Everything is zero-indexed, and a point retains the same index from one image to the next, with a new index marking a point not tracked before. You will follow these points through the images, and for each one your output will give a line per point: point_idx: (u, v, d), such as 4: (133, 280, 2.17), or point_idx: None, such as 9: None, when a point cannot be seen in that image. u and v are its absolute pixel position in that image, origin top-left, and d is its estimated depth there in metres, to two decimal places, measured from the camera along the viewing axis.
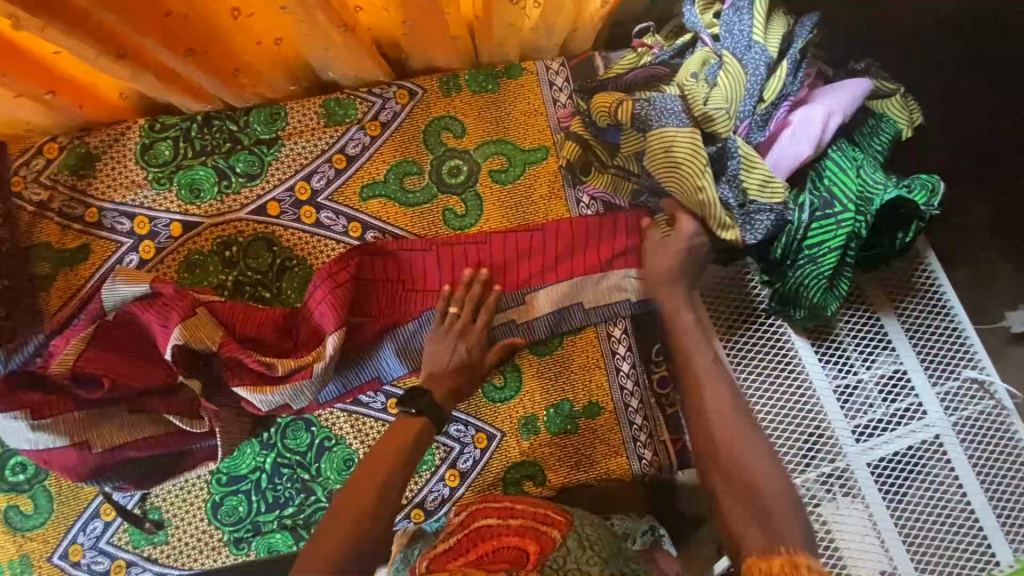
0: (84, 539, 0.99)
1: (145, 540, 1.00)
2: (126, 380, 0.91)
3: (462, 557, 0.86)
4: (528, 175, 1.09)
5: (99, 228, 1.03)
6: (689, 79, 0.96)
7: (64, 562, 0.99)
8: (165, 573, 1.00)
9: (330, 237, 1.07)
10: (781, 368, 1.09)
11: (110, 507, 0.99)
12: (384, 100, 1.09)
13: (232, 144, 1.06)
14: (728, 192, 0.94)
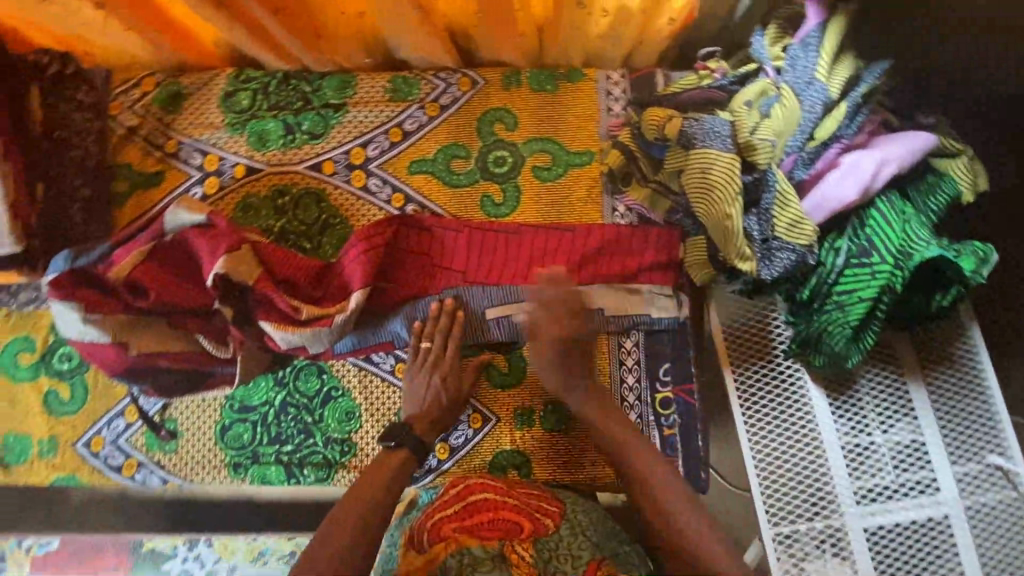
0: (107, 433, 1.09)
1: (157, 446, 1.09)
2: (171, 297, 1.00)
3: (458, 522, 0.90)
4: (570, 176, 1.12)
5: (175, 158, 1.13)
6: (742, 106, 0.96)
7: (86, 450, 1.09)
8: (169, 479, 1.09)
9: (373, 202, 1.13)
10: (791, 414, 1.07)
11: (135, 409, 1.09)
12: (447, 85, 1.15)
13: (303, 103, 1.14)
14: (753, 224, 0.95)
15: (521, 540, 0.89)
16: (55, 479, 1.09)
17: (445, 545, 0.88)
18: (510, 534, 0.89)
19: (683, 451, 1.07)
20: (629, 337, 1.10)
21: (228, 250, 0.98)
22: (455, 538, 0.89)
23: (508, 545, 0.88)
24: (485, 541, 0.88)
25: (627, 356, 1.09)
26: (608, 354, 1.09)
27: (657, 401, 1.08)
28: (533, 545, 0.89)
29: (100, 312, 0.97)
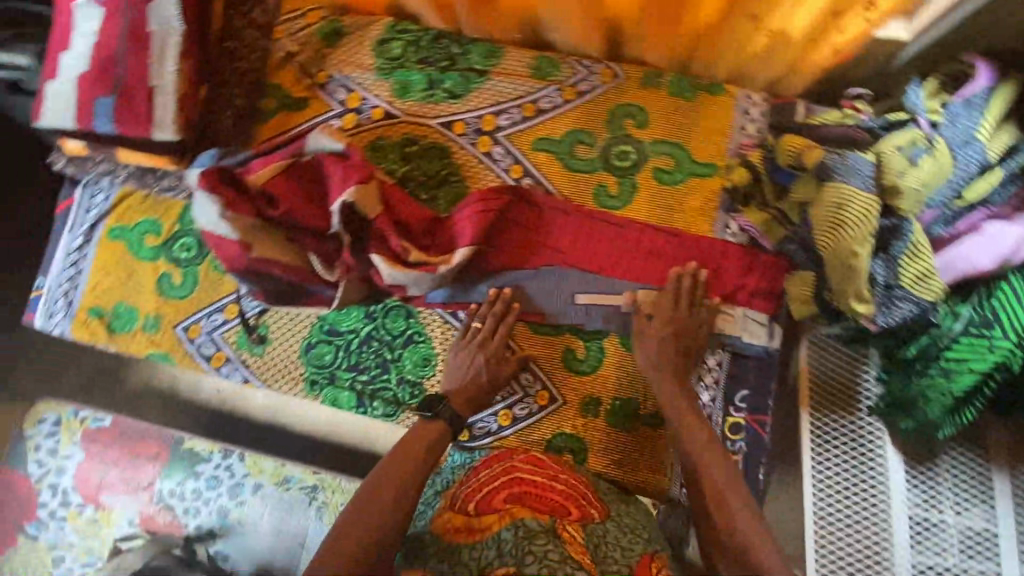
0: (204, 324, 1.17)
1: (246, 346, 1.16)
2: (298, 214, 1.06)
3: (506, 493, 0.92)
4: (689, 184, 1.13)
5: (322, 89, 1.20)
6: (891, 150, 0.95)
7: (183, 334, 1.17)
8: (250, 380, 1.16)
9: (493, 168, 1.17)
10: (863, 472, 1.04)
11: (235, 308, 1.16)
12: (589, 73, 1.17)
13: (449, 63, 1.19)
14: (879, 269, 0.93)
15: (570, 520, 0.89)
16: (151, 353, 1.17)
17: (496, 515, 0.89)
18: (558, 511, 0.90)
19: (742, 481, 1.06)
20: (714, 354, 1.09)
21: (360, 181, 1.04)
22: (505, 509, 0.90)
23: (559, 521, 0.88)
24: (536, 514, 0.88)
25: (707, 373, 1.08)
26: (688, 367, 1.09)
27: (726, 424, 1.07)
28: (582, 528, 0.89)
29: (234, 210, 1.02)
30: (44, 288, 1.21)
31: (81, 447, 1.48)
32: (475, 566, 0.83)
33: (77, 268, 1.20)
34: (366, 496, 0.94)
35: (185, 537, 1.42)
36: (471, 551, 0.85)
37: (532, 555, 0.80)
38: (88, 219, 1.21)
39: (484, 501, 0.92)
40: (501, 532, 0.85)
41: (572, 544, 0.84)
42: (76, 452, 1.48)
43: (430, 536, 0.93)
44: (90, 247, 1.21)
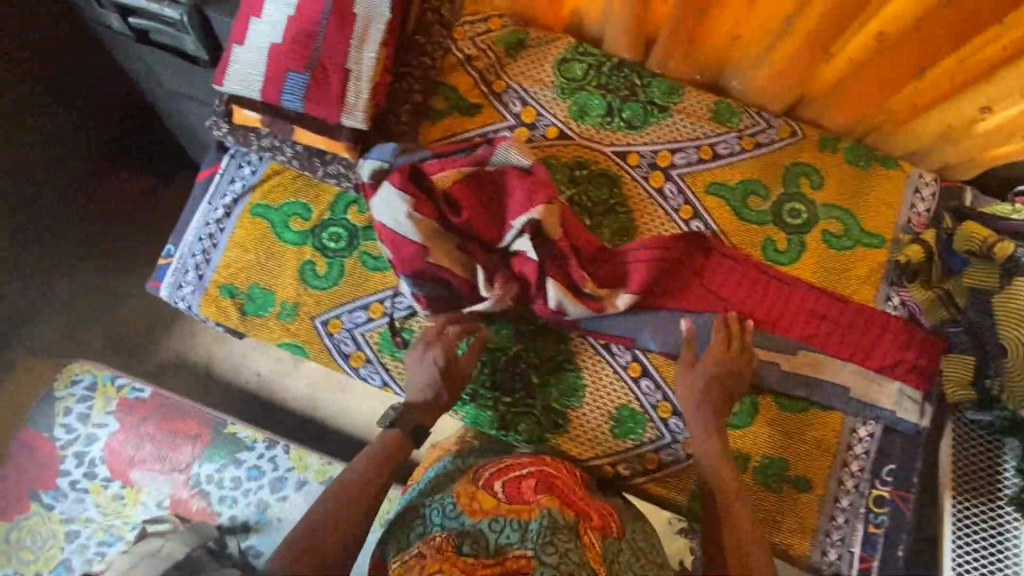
0: (346, 319, 1.12)
1: (388, 350, 1.11)
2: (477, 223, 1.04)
3: (537, 481, 0.94)
4: (856, 251, 1.14)
5: (497, 99, 1.17)
6: None
7: (322, 327, 1.11)
8: (389, 385, 1.12)
9: (663, 205, 1.16)
10: (994, 561, 1.05)
11: (381, 308, 1.12)
12: (769, 126, 1.17)
13: (630, 93, 1.18)
14: None
15: (592, 527, 0.91)
16: (284, 343, 1.12)
17: (529, 503, 0.90)
18: (583, 514, 0.91)
19: (880, 554, 1.06)
20: (864, 426, 1.10)
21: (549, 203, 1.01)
22: (536, 499, 0.90)
23: (581, 524, 0.89)
24: (564, 508, 0.90)
25: (857, 443, 1.09)
26: (839, 434, 1.10)
27: (872, 496, 1.08)
28: (601, 539, 0.91)
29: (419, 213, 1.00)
30: (174, 256, 1.14)
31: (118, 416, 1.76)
32: (492, 545, 0.86)
33: (213, 242, 1.13)
34: (378, 456, 1.00)
35: (220, 524, 1.68)
36: (491, 526, 0.88)
37: (553, 547, 0.81)
38: (231, 191, 1.15)
39: (516, 486, 0.93)
40: (529, 522, 0.87)
41: (592, 551, 0.86)
42: (110, 420, 1.77)
43: (451, 501, 0.94)
44: (230, 221, 1.14)
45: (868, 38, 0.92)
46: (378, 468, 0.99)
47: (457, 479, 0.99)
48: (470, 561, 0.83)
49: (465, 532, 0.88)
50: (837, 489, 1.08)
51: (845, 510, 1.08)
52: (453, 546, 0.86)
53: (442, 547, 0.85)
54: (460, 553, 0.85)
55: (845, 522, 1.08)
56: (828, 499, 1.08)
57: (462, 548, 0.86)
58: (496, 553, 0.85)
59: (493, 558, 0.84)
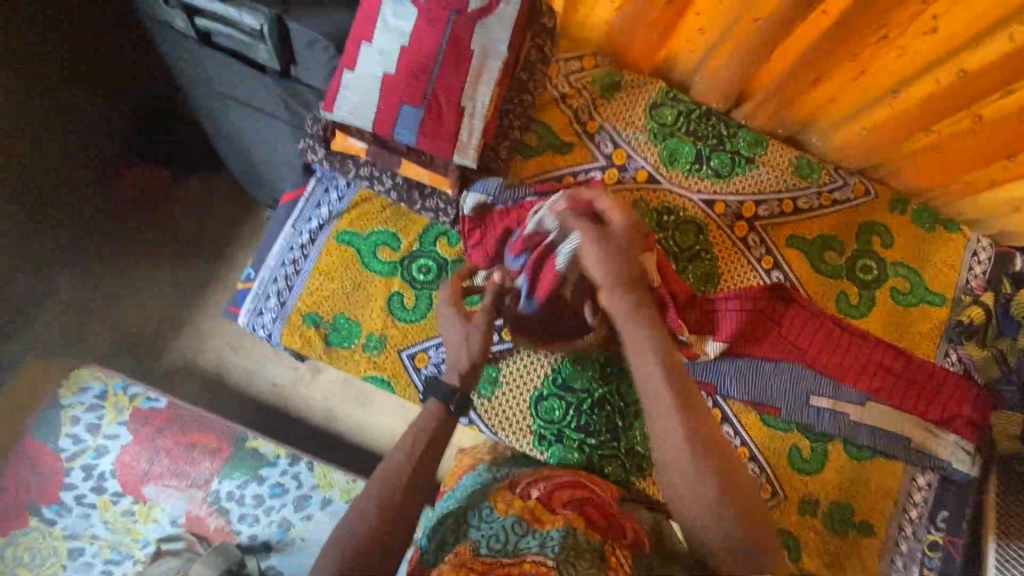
0: (432, 354, 1.09)
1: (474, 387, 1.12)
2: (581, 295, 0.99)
3: (567, 496, 0.93)
4: (920, 308, 1.21)
5: (590, 139, 1.18)
6: None
7: (409, 361, 1.09)
8: (476, 423, 1.12)
9: (745, 255, 1.20)
10: None
11: None
12: (846, 184, 1.21)
13: (717, 142, 1.20)
14: None
15: (622, 544, 0.85)
16: (367, 375, 1.09)
17: (553, 514, 0.88)
18: (611, 531, 0.87)
19: None
20: (923, 475, 1.17)
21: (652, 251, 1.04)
22: (563, 513, 0.88)
23: (607, 544, 0.84)
24: (590, 529, 0.85)
25: (915, 490, 1.16)
26: (900, 482, 1.17)
27: (927, 541, 1.15)
28: (631, 555, 0.84)
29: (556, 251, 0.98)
30: (255, 280, 1.12)
31: (131, 428, 1.47)
32: (510, 545, 0.82)
33: (296, 268, 1.09)
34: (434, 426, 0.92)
35: (239, 546, 1.41)
36: (514, 529, 0.85)
37: (574, 566, 0.78)
38: (316, 216, 1.11)
39: (548, 494, 0.93)
40: (549, 532, 0.83)
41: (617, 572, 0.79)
42: (122, 433, 1.47)
43: (486, 506, 0.91)
44: (314, 247, 1.10)
45: (964, 124, 1.00)
46: (426, 437, 0.91)
47: (492, 485, 0.97)
48: (487, 561, 0.80)
49: (484, 535, 0.85)
50: (898, 534, 1.15)
51: (903, 555, 1.15)
52: (471, 550, 0.83)
53: (461, 551, 0.82)
54: (478, 555, 0.82)
55: (903, 566, 1.15)
56: (888, 544, 1.15)
57: (480, 551, 0.82)
58: (515, 554, 0.81)
59: (510, 557, 0.80)
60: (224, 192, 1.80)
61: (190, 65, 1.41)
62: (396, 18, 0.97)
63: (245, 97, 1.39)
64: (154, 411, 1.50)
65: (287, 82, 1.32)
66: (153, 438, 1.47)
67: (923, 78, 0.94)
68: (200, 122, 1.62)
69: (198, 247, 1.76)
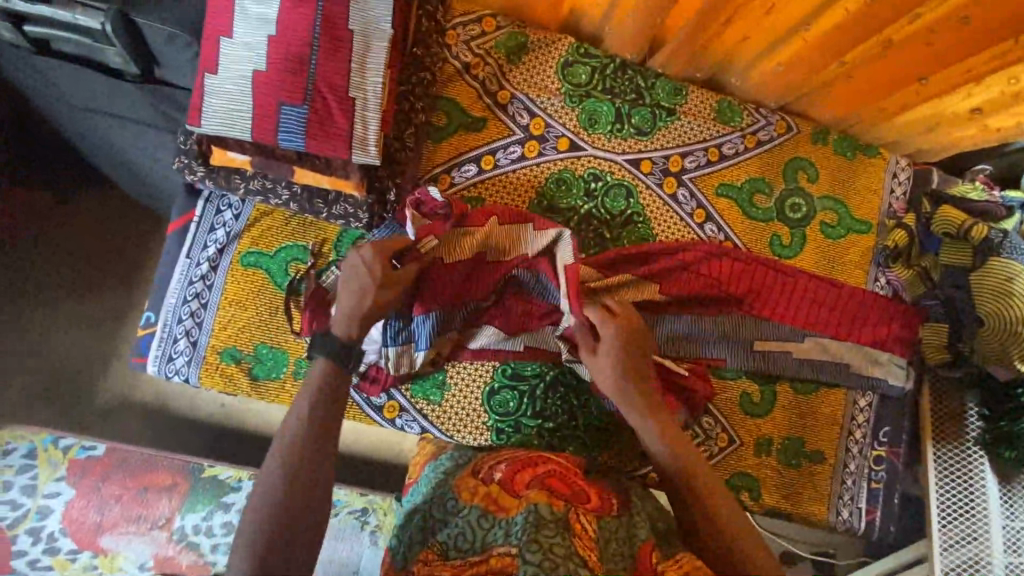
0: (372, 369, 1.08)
1: (422, 394, 1.09)
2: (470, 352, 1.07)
3: (530, 474, 0.89)
4: (848, 239, 1.23)
5: (502, 111, 1.10)
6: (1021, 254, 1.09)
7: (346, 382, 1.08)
8: (428, 430, 1.09)
9: (676, 210, 1.16)
10: (963, 484, 1.18)
11: None
12: (767, 123, 1.20)
13: (636, 97, 1.15)
14: None
15: (585, 510, 0.83)
16: None
17: (516, 497, 0.84)
18: (576, 498, 0.84)
19: (882, 505, 1.21)
20: (864, 396, 1.22)
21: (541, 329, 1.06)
22: (524, 494, 0.84)
23: (572, 511, 0.81)
24: (552, 499, 0.81)
25: (859, 412, 1.22)
26: (844, 406, 1.22)
27: (872, 456, 1.22)
28: (597, 522, 0.83)
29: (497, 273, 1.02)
30: (156, 324, 0.99)
31: (70, 482, 1.34)
32: (479, 542, 0.79)
33: (201, 301, 0.99)
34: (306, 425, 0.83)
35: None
36: (479, 522, 0.81)
37: (538, 544, 0.73)
38: (213, 240, 1.00)
39: (511, 476, 0.89)
40: (513, 518, 0.79)
41: (581, 539, 0.77)
42: (63, 488, 1.33)
43: (452, 498, 0.87)
44: (217, 276, 0.99)
45: (874, 51, 0.97)
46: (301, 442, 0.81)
47: (455, 473, 0.94)
48: (457, 564, 0.78)
49: (450, 535, 0.82)
50: (846, 456, 1.22)
51: (852, 474, 1.22)
52: (440, 553, 0.80)
53: (428, 558, 0.80)
54: (447, 559, 0.79)
55: (853, 484, 1.21)
56: (838, 466, 1.22)
57: (448, 553, 0.80)
58: (482, 550, 0.78)
59: (479, 555, 0.78)
60: (107, 208, 1.59)
61: (36, 81, 1.23)
62: (256, 4, 0.86)
63: (108, 106, 1.23)
64: (92, 460, 1.36)
65: (152, 86, 1.17)
66: (99, 486, 1.34)
67: (833, 7, 0.90)
68: (65, 137, 1.42)
69: (87, 273, 1.56)
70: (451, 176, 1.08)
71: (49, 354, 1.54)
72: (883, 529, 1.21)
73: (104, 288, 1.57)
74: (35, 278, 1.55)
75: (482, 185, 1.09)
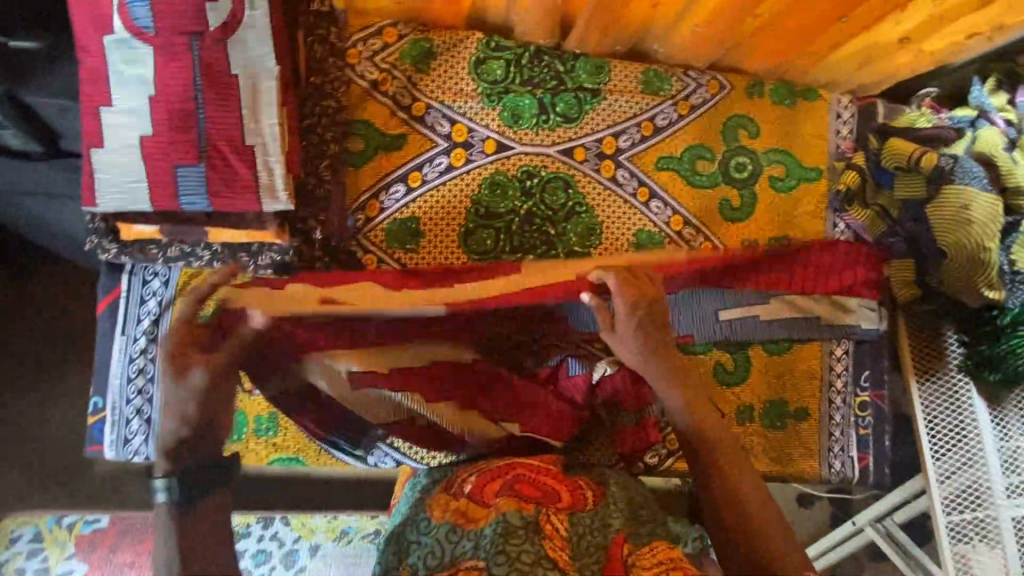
0: None
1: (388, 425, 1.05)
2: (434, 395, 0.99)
3: (500, 483, 0.87)
4: (801, 189, 1.19)
5: (420, 123, 1.05)
6: (969, 177, 1.06)
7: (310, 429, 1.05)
8: (403, 460, 1.04)
9: (618, 193, 1.13)
10: (952, 412, 1.17)
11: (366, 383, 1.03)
12: (697, 85, 1.15)
13: (557, 83, 1.10)
14: (1004, 257, 1.09)
15: (558, 509, 0.82)
16: (276, 458, 1.08)
17: (485, 507, 0.82)
18: (547, 499, 0.83)
19: (874, 449, 1.20)
20: (840, 345, 1.20)
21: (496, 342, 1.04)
22: (494, 502, 0.82)
23: (543, 513, 0.80)
24: (521, 505, 0.81)
25: (837, 361, 1.20)
26: (821, 359, 1.20)
27: (856, 403, 1.21)
28: (568, 518, 0.81)
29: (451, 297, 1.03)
30: (105, 408, 0.97)
31: (81, 558, 1.31)
32: (446, 558, 0.77)
33: (147, 377, 0.97)
34: (173, 532, 0.65)
35: None
36: (448, 537, 0.79)
37: (504, 555, 0.73)
38: (146, 313, 0.97)
39: (480, 487, 0.87)
40: (483, 530, 0.78)
41: (551, 541, 0.77)
42: (74, 566, 1.30)
43: (424, 517, 0.85)
44: (158, 347, 0.96)
45: None
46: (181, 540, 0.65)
47: (430, 491, 0.92)
48: None
49: (419, 556, 0.79)
50: (830, 408, 1.20)
51: (839, 424, 1.21)
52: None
53: None
54: None
55: (841, 434, 1.20)
56: (824, 419, 1.20)
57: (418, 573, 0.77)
58: (451, 565, 0.75)
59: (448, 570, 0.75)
60: None
61: None
62: (130, 67, 0.81)
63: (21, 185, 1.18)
64: (98, 532, 1.32)
65: (63, 161, 1.11)
66: (110, 558, 1.31)
67: None
68: None
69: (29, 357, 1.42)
70: (379, 201, 1.04)
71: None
72: (878, 472, 1.21)
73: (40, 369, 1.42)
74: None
75: (414, 204, 1.05)
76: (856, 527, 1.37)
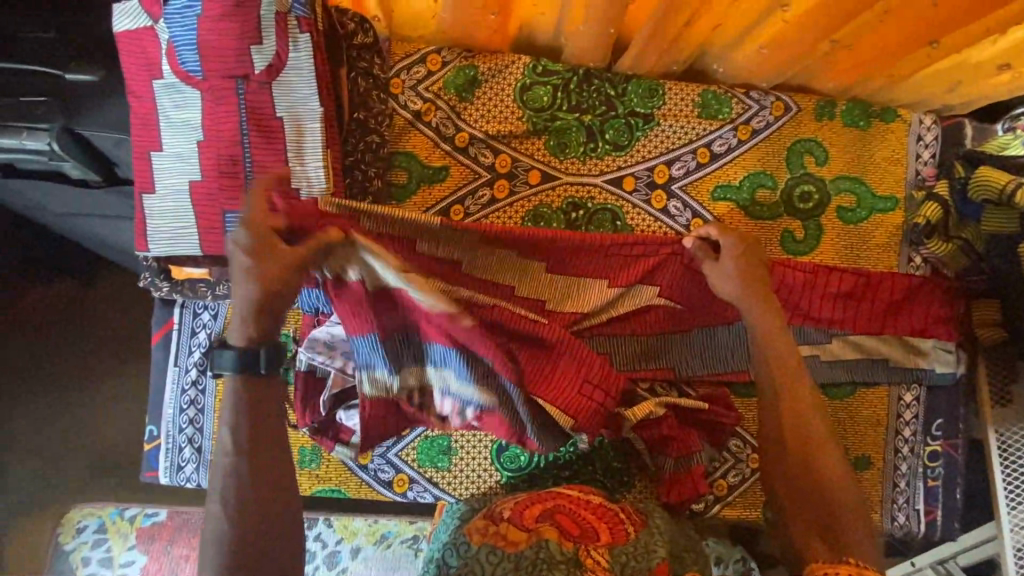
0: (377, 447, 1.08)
1: (429, 462, 1.08)
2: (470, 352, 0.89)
3: (540, 508, 0.85)
4: (872, 220, 1.09)
5: (463, 154, 1.02)
6: None
7: (353, 463, 1.09)
8: (442, 496, 1.09)
9: (670, 225, 1.06)
10: None
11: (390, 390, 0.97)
12: (761, 107, 1.06)
13: (607, 108, 1.04)
14: None
15: (599, 545, 0.80)
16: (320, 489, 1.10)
17: (525, 530, 0.80)
18: (588, 534, 0.81)
19: (943, 502, 1.12)
20: (909, 390, 1.11)
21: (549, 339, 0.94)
22: (535, 527, 0.81)
23: (584, 547, 0.79)
24: (562, 537, 0.79)
25: (906, 408, 1.12)
26: (889, 405, 1.11)
27: (926, 453, 1.12)
28: (609, 552, 0.79)
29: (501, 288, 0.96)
30: (160, 436, 1.01)
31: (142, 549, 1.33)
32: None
33: (198, 407, 0.99)
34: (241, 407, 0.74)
35: None
36: (489, 559, 0.78)
37: None
38: (197, 345, 0.99)
39: (520, 512, 0.84)
40: (525, 553, 0.77)
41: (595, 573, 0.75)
42: (136, 556, 1.33)
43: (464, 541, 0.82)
44: (208, 379, 0.99)
45: (871, 21, 0.83)
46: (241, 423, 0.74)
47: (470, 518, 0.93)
48: None
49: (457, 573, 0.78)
50: (895, 457, 1.12)
51: (905, 474, 1.12)
52: None
53: None
54: None
55: (907, 485, 1.12)
56: (888, 468, 1.12)
57: None
58: None
59: None
60: None
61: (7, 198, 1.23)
62: (177, 110, 0.82)
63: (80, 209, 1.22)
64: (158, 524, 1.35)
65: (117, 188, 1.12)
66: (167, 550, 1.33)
67: None
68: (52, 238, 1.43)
69: (74, 361, 1.48)
70: None
71: (59, 451, 1.45)
72: (946, 527, 1.12)
73: (98, 377, 1.47)
74: (26, 377, 1.46)
75: None
76: (916, 567, 1.25)
